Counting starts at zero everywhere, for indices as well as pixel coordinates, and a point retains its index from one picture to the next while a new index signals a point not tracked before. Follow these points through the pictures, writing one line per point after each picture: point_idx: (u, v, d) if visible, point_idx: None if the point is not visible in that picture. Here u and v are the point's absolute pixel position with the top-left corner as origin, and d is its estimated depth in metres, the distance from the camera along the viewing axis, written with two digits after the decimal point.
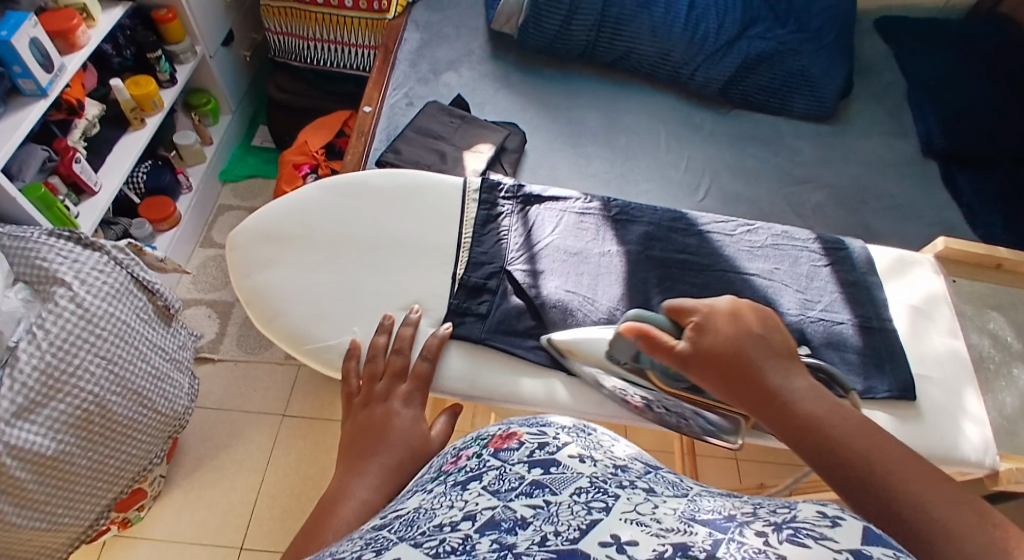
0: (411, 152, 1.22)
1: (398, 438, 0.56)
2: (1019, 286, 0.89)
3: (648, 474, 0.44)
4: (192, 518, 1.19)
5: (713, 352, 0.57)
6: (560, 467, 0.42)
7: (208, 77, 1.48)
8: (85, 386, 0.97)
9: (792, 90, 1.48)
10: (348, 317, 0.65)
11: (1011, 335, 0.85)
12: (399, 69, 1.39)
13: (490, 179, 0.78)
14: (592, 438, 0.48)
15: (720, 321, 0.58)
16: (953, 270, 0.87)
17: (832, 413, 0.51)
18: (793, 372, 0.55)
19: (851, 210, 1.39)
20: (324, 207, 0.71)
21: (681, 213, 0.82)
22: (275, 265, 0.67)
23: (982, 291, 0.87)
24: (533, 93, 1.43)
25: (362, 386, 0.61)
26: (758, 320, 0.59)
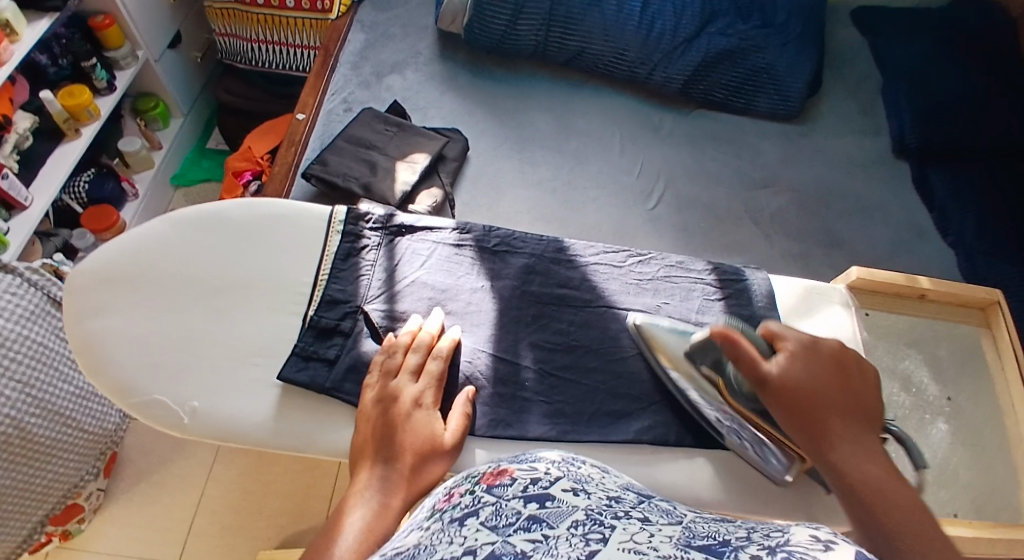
0: (339, 164, 1.14)
1: (412, 441, 0.60)
2: (943, 319, 0.83)
3: (644, 507, 0.44)
4: (132, 535, 1.20)
5: (797, 383, 0.60)
6: (554, 500, 0.42)
7: (153, 80, 1.46)
8: (1, 410, 0.97)
9: (757, 89, 1.40)
10: (177, 367, 0.67)
11: (926, 377, 0.80)
12: (340, 72, 1.32)
13: (359, 209, 0.78)
14: (582, 473, 0.49)
15: (819, 363, 0.62)
16: (866, 301, 0.82)
17: (881, 476, 0.53)
18: (870, 434, 0.57)
19: (815, 216, 1.30)
20: (169, 244, 0.73)
21: (564, 244, 0.79)
22: (110, 310, 0.69)
23: (899, 327, 0.82)
24: (480, 94, 1.35)
25: (378, 385, 0.64)
26: (859, 382, 0.62)
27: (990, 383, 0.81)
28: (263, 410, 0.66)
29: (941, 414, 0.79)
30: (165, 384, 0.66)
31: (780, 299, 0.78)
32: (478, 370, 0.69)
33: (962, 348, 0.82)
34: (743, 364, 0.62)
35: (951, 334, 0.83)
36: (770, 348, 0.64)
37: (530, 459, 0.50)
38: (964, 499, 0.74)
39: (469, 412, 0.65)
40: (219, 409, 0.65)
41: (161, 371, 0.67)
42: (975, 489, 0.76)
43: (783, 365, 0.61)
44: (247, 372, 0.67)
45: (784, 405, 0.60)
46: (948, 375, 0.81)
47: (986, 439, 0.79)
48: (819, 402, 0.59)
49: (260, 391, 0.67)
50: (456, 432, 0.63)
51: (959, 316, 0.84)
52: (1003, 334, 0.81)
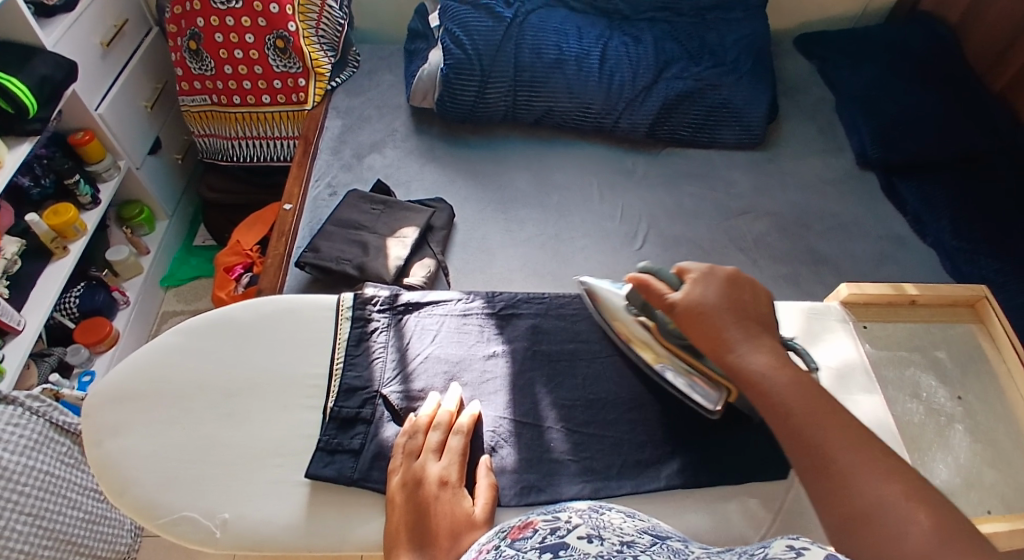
0: (331, 249, 1.17)
1: (444, 518, 0.60)
2: (937, 321, 0.86)
3: (655, 546, 0.51)
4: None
5: (702, 305, 0.66)
6: (569, 548, 0.47)
7: (137, 187, 1.48)
8: (12, 546, 0.96)
9: (719, 123, 1.46)
10: (198, 480, 0.67)
11: (933, 381, 0.81)
12: (321, 158, 1.35)
13: (364, 293, 0.79)
14: (602, 519, 0.53)
15: (713, 286, 0.67)
16: (863, 315, 0.84)
17: (783, 375, 0.60)
18: (764, 339, 0.64)
19: (795, 236, 1.34)
20: (178, 356, 0.74)
21: (568, 299, 0.81)
22: (130, 430, 0.70)
23: (898, 335, 0.83)
24: (458, 162, 1.39)
25: (402, 464, 0.65)
26: (749, 294, 0.67)
27: (994, 379, 0.82)
28: (292, 511, 0.66)
29: (956, 418, 0.78)
30: (190, 498, 0.66)
31: (786, 326, 0.80)
32: (502, 437, 0.70)
33: (968, 349, 0.83)
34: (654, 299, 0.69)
35: (949, 334, 0.85)
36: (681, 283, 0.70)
37: (556, 511, 0.56)
38: (992, 497, 0.73)
39: (491, 478, 0.66)
40: (248, 517, 0.65)
41: (183, 489, 0.67)
42: (1001, 487, 0.74)
43: (685, 291, 0.68)
44: (272, 475, 0.67)
45: (701, 331, 0.65)
46: (954, 376, 0.81)
47: (1004, 438, 0.77)
48: (715, 317, 0.65)
49: (285, 492, 0.67)
50: (486, 504, 0.63)
51: (952, 317, 0.87)
52: (997, 328, 0.84)
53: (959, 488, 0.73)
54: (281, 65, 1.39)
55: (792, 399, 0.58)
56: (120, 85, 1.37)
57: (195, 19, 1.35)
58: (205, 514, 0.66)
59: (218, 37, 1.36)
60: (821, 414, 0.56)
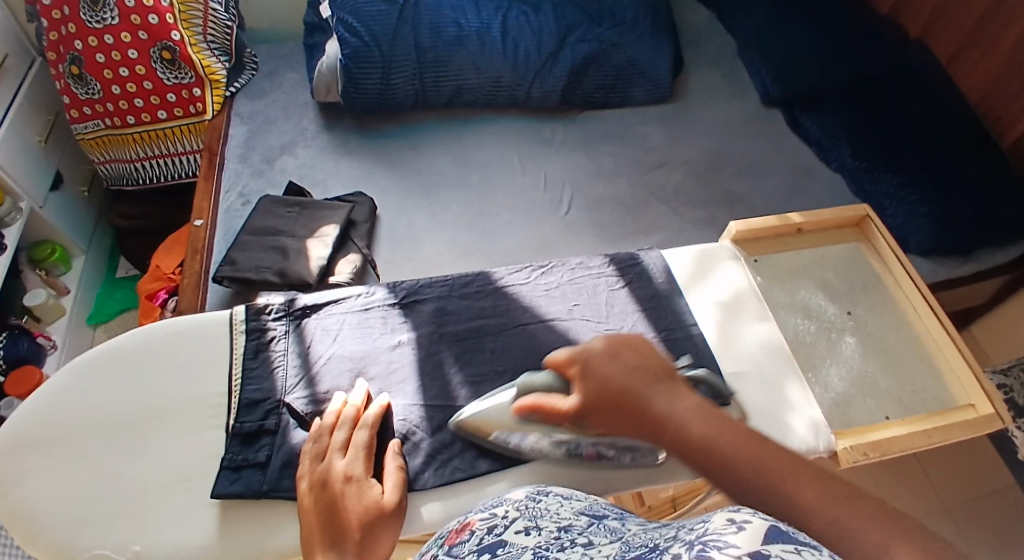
0: (249, 258, 1.13)
1: (354, 512, 0.59)
2: (821, 244, 0.95)
3: (591, 528, 0.50)
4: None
5: (603, 393, 0.59)
6: (505, 546, 0.47)
7: (45, 226, 1.42)
8: None
9: (628, 81, 1.45)
10: (106, 517, 0.65)
11: (822, 300, 0.90)
12: (229, 168, 1.29)
13: (257, 303, 0.76)
14: (537, 509, 0.53)
15: (600, 366, 0.61)
16: (753, 250, 0.93)
17: (712, 426, 0.53)
18: (681, 393, 0.57)
19: (711, 182, 1.36)
20: (72, 394, 0.71)
21: (474, 276, 0.80)
22: (29, 477, 0.67)
23: (786, 263, 0.92)
24: (375, 153, 1.34)
25: (308, 469, 0.63)
26: (633, 354, 0.61)
27: (886, 291, 0.91)
28: (204, 531, 0.64)
29: (845, 331, 0.88)
30: (100, 535, 0.64)
31: (677, 271, 0.84)
32: (414, 425, 0.69)
33: (853, 268, 0.93)
34: (551, 413, 0.62)
35: (832, 255, 0.94)
36: (566, 383, 0.64)
37: (493, 505, 0.56)
38: (890, 403, 0.82)
39: (401, 464, 0.65)
40: (160, 545, 0.64)
41: (93, 527, 0.65)
42: (895, 390, 0.83)
43: (581, 391, 0.61)
44: (183, 500, 0.66)
45: (613, 421, 0.59)
46: (842, 293, 0.91)
47: (894, 343, 0.87)
48: (624, 398, 0.58)
49: (196, 514, 0.65)
50: (394, 491, 0.62)
51: (839, 238, 0.96)
52: (880, 241, 0.93)
53: (855, 396, 0.82)
54: (171, 77, 1.34)
55: (738, 448, 0.50)
56: (8, 123, 1.31)
57: (73, 42, 1.29)
58: (116, 548, 0.64)
59: (100, 57, 1.30)
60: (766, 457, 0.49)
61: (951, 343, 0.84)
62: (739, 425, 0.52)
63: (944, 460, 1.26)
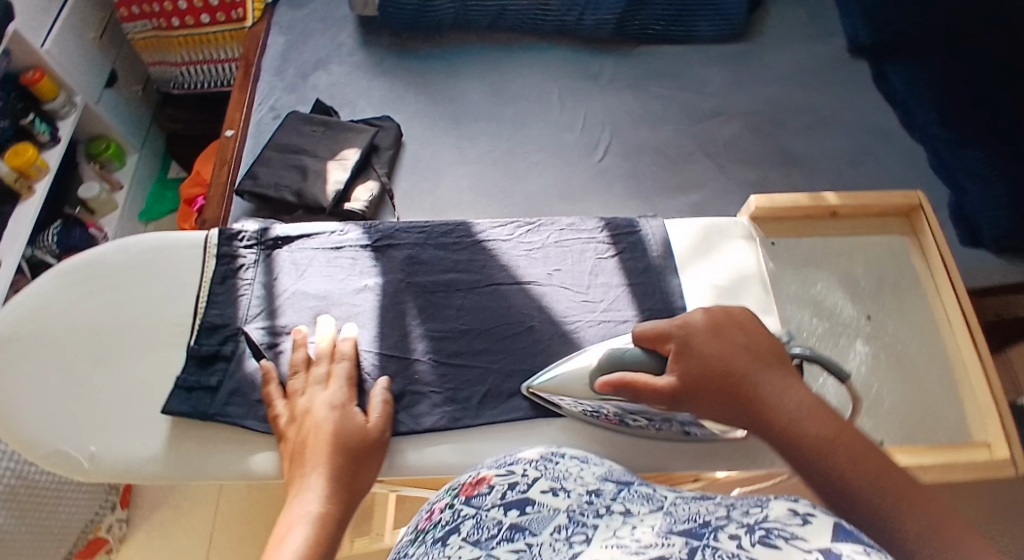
0: (269, 175, 1.13)
1: (341, 438, 0.60)
2: (855, 232, 0.85)
3: (623, 492, 0.49)
4: (162, 550, 1.28)
5: (702, 371, 0.57)
6: (534, 505, 0.47)
7: (99, 123, 1.48)
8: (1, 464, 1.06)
9: (696, 13, 1.33)
10: (72, 416, 0.69)
11: (843, 296, 0.81)
12: (263, 81, 1.28)
13: (231, 228, 0.76)
14: (559, 469, 0.52)
15: (703, 341, 0.59)
16: (773, 230, 0.84)
17: (823, 424, 0.52)
18: (789, 379, 0.56)
19: (769, 137, 1.24)
20: (52, 297, 0.74)
21: (453, 226, 0.76)
22: (8, 371, 0.71)
23: (810, 249, 0.83)
24: (409, 75, 1.30)
25: (290, 397, 0.64)
26: (741, 330, 0.59)
27: (921, 297, 0.82)
28: (153, 445, 0.67)
29: (860, 335, 0.79)
30: (67, 432, 0.68)
31: (676, 245, 0.78)
32: (364, 372, 0.68)
33: (885, 265, 0.83)
34: (646, 398, 0.58)
35: (864, 245, 0.85)
36: (658, 358, 0.60)
37: (508, 461, 0.55)
38: (893, 424, 0.75)
39: (387, 397, 0.65)
40: (116, 449, 0.67)
41: (63, 424, 0.68)
42: (902, 410, 0.76)
43: (678, 371, 0.58)
44: (141, 410, 0.69)
45: (708, 403, 0.57)
46: (866, 292, 0.82)
47: (915, 356, 0.79)
48: (732, 384, 0.56)
49: (151, 424, 0.68)
50: (379, 420, 0.63)
51: (878, 228, 0.86)
52: (926, 238, 0.83)
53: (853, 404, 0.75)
54: None
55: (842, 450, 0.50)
56: (64, 17, 1.35)
57: None
58: (79, 446, 0.67)
59: None
60: (868, 463, 0.49)
61: (978, 369, 0.76)
62: (842, 423, 0.52)
63: None
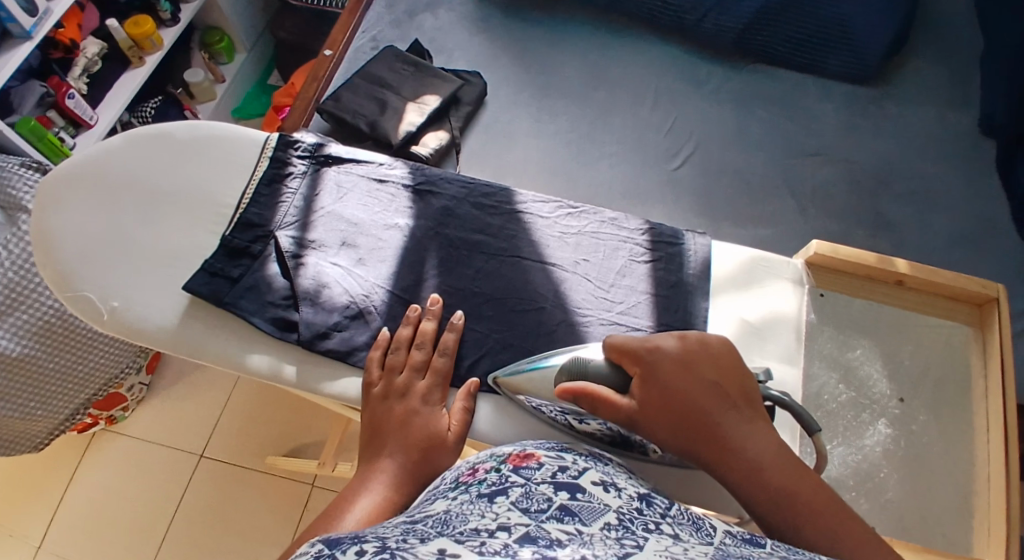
0: (351, 101, 1.15)
1: (417, 434, 0.60)
2: (915, 309, 0.78)
3: (673, 514, 0.49)
4: (168, 422, 1.37)
5: (664, 403, 0.58)
6: (585, 494, 0.48)
7: (220, 16, 1.55)
8: (46, 301, 1.10)
9: (826, 43, 1.26)
10: (103, 267, 0.73)
11: (878, 371, 0.76)
12: (374, 10, 1.31)
13: (290, 136, 0.78)
14: (610, 470, 0.54)
15: (668, 370, 0.59)
16: (825, 282, 0.79)
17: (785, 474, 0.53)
18: (755, 422, 0.57)
19: (861, 194, 1.18)
20: (121, 156, 0.79)
21: (495, 190, 0.75)
22: (63, 208, 0.76)
23: (858, 312, 0.78)
24: (513, 38, 1.29)
25: (383, 376, 0.65)
26: (710, 366, 0.60)
27: (964, 397, 0.76)
28: (169, 314, 0.71)
29: (884, 415, 0.75)
30: (95, 278, 0.73)
31: (714, 269, 0.74)
32: (372, 305, 0.69)
33: (936, 355, 0.76)
34: (602, 409, 0.59)
35: (920, 327, 0.78)
36: (621, 379, 0.61)
37: (559, 450, 0.56)
38: (889, 518, 0.71)
39: (470, 407, 0.64)
40: (135, 308, 0.71)
41: (94, 271, 0.73)
42: (903, 506, 0.72)
43: (639, 398, 0.59)
44: (164, 278, 0.73)
45: (667, 432, 0.57)
46: (907, 375, 0.76)
47: (934, 454, 0.74)
48: (689, 416, 0.57)
49: (171, 295, 0.72)
50: (460, 428, 0.63)
51: (948, 312, 0.78)
52: (993, 341, 0.75)
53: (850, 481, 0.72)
54: None
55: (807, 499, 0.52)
56: None
57: None
58: (101, 294, 0.72)
59: None
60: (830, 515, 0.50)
61: (1003, 488, 0.70)
62: (805, 471, 0.54)
63: None
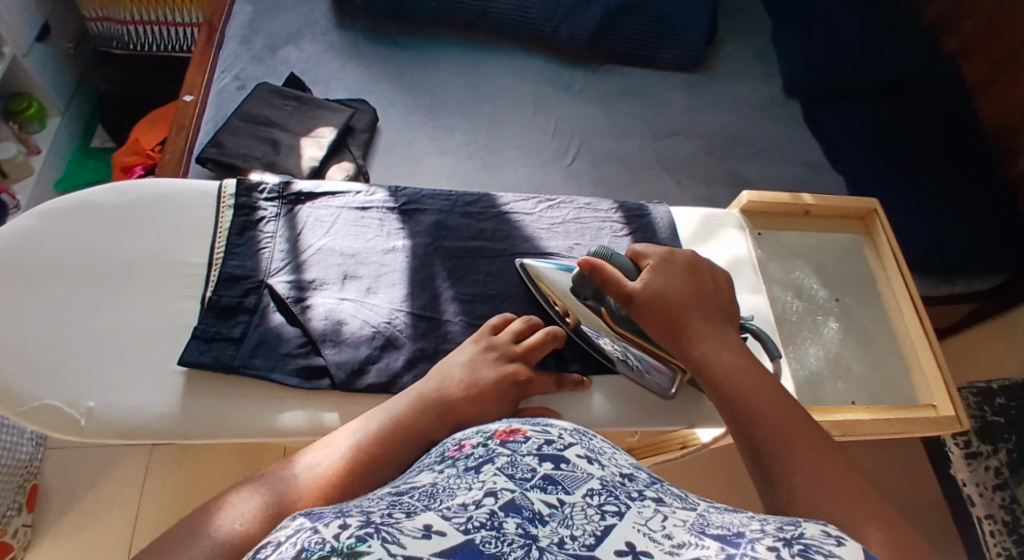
0: (238, 144, 1.08)
1: (476, 395, 0.61)
2: (826, 232, 0.95)
3: (654, 484, 0.42)
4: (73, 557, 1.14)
5: (657, 298, 0.63)
6: (569, 463, 0.41)
7: (26, 79, 1.36)
8: None
9: (658, 40, 1.40)
10: (58, 368, 0.62)
11: (815, 283, 0.91)
12: (229, 48, 1.24)
13: (250, 180, 0.74)
14: (595, 442, 0.45)
15: (673, 272, 0.65)
16: (759, 224, 0.92)
17: (733, 361, 0.57)
18: (724, 325, 0.61)
19: (719, 159, 1.33)
20: (38, 237, 0.67)
21: (476, 196, 0.78)
22: None
23: (790, 243, 0.93)
24: (386, 62, 1.30)
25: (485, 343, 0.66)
26: (709, 282, 0.65)
27: (874, 285, 0.93)
28: (166, 399, 0.62)
29: (831, 314, 0.90)
30: (51, 383, 0.61)
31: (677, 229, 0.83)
32: (397, 329, 0.68)
33: (848, 262, 0.93)
34: (609, 287, 0.65)
35: (829, 242, 0.94)
36: (636, 269, 0.66)
37: (544, 424, 0.47)
38: (861, 391, 0.85)
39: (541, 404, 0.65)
40: (119, 405, 0.61)
41: (47, 375, 0.61)
42: (868, 380, 0.86)
43: (647, 281, 0.64)
44: (142, 364, 0.63)
45: (654, 322, 0.63)
46: (836, 280, 0.92)
47: (872, 332, 0.90)
48: (676, 309, 0.62)
49: (160, 380, 0.63)
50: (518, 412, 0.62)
51: (844, 227, 0.96)
52: (881, 239, 0.94)
53: (828, 377, 0.85)
54: None
55: (743, 379, 0.55)
56: None
57: None
58: (67, 401, 0.61)
59: None
60: (765, 394, 0.54)
61: (927, 343, 0.87)
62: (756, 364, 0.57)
63: (887, 466, 1.32)
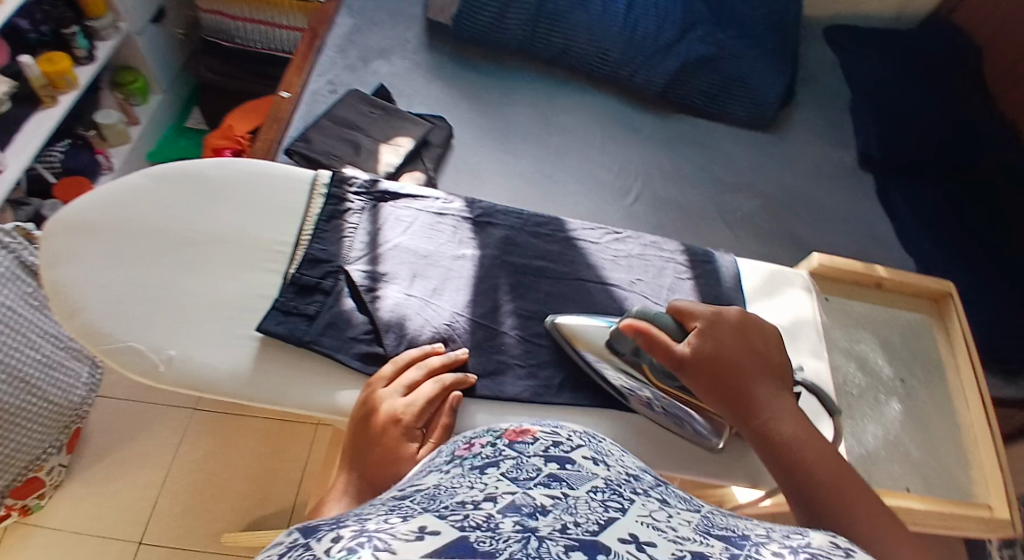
0: (322, 142, 1.14)
1: (378, 454, 0.61)
2: (893, 306, 0.96)
3: (661, 486, 0.44)
4: (99, 505, 1.19)
5: (714, 359, 0.63)
6: (574, 464, 0.42)
7: (136, 56, 1.46)
8: None
9: (731, 96, 1.43)
10: (145, 315, 0.67)
11: (881, 358, 0.91)
12: (326, 54, 1.32)
13: (343, 174, 0.79)
14: (605, 445, 0.47)
15: (724, 333, 0.65)
16: (827, 288, 0.93)
17: (798, 433, 0.60)
18: (780, 388, 0.64)
19: (780, 219, 1.33)
20: (146, 197, 0.74)
21: (548, 220, 0.81)
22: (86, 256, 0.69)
23: (855, 311, 0.93)
24: (468, 86, 1.36)
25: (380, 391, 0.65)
26: (759, 340, 0.66)
27: (940, 370, 0.93)
28: (237, 361, 0.66)
29: (895, 394, 0.89)
30: (136, 329, 0.66)
31: (747, 280, 0.84)
32: (456, 332, 0.71)
33: (914, 342, 0.94)
34: (657, 350, 0.64)
35: (899, 318, 0.95)
36: (680, 328, 0.66)
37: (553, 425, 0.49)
38: (914, 479, 0.84)
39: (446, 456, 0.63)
40: (194, 359, 0.66)
41: (134, 322, 0.67)
42: (923, 464, 0.85)
43: (695, 344, 0.64)
44: (219, 325, 0.68)
45: (708, 384, 0.63)
46: (902, 360, 0.92)
47: (932, 418, 0.89)
48: (735, 371, 0.63)
49: (235, 343, 0.67)
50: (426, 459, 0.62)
51: (910, 305, 0.97)
52: (953, 321, 0.95)
53: (880, 454, 0.84)
54: None
55: (807, 451, 0.59)
56: None
57: None
58: (148, 348, 0.66)
59: None
60: (827, 467, 0.59)
61: (990, 440, 0.88)
62: (815, 431, 0.61)
63: None
